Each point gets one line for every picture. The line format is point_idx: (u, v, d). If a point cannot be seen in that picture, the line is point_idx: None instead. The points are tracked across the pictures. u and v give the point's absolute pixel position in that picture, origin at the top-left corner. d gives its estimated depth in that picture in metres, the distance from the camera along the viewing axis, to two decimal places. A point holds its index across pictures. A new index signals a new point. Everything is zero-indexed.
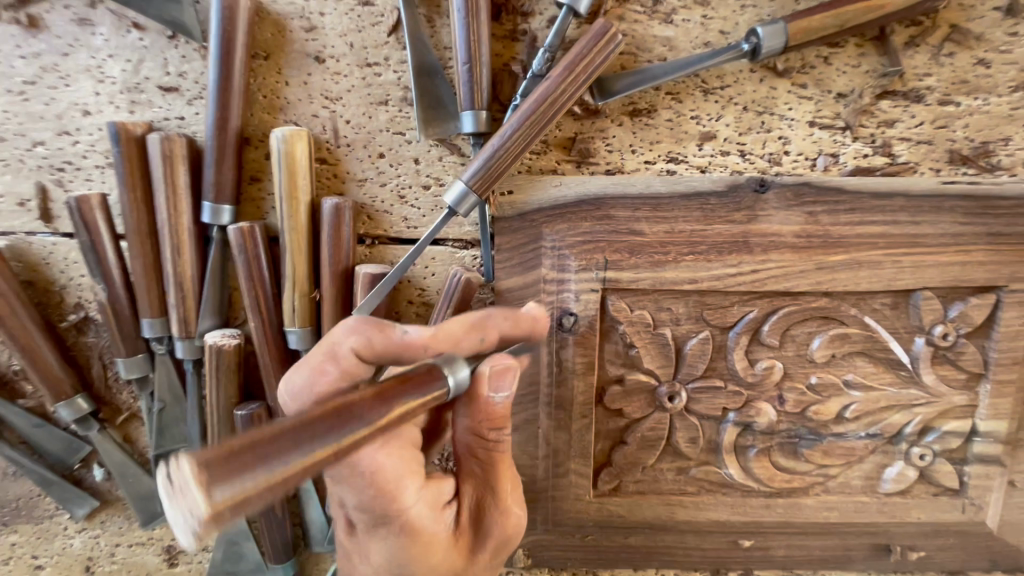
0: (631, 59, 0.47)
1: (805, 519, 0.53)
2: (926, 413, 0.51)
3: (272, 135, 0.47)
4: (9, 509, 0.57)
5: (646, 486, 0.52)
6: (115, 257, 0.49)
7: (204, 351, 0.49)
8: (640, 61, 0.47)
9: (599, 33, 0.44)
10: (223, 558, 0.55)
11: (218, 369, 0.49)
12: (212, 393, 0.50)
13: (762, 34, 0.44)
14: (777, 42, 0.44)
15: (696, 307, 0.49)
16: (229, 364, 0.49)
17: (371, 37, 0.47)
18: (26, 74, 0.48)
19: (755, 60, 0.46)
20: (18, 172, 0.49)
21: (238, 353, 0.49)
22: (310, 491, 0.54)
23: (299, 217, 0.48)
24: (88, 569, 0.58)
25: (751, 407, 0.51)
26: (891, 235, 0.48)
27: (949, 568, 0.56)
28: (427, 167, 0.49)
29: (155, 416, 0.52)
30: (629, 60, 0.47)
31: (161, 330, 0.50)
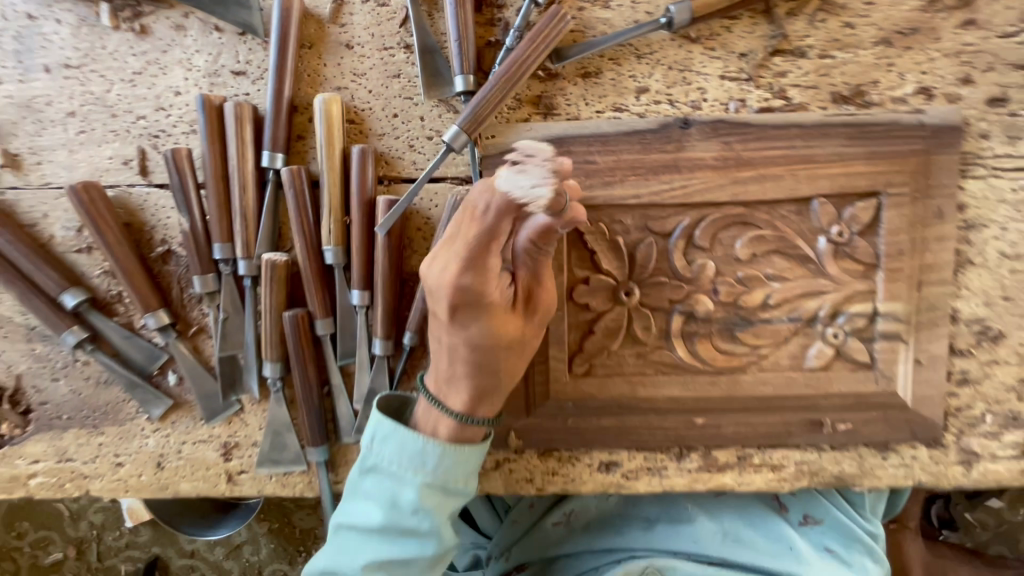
0: (580, 35, 0.63)
1: (745, 394, 0.65)
2: (835, 299, 0.63)
3: (315, 100, 0.63)
4: (100, 413, 0.71)
5: (611, 369, 0.65)
6: (195, 197, 0.64)
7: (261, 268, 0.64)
8: (587, 36, 0.63)
9: (553, 15, 0.60)
10: (270, 447, 0.69)
11: (272, 279, 0.63)
12: (266, 301, 0.64)
13: (673, 10, 0.60)
14: (685, 15, 0.60)
15: (642, 219, 0.63)
16: (280, 276, 0.63)
17: (388, 29, 0.64)
18: (135, 67, 0.65)
19: (671, 30, 0.61)
20: (124, 139, 0.66)
21: (287, 267, 0.63)
22: (340, 387, 0.68)
23: (334, 161, 0.63)
24: (159, 464, 0.71)
25: (692, 299, 0.63)
26: (790, 156, 0.61)
27: (874, 440, 0.67)
28: (430, 122, 0.65)
29: (220, 324, 0.66)
30: (578, 36, 0.63)
31: (228, 253, 0.64)
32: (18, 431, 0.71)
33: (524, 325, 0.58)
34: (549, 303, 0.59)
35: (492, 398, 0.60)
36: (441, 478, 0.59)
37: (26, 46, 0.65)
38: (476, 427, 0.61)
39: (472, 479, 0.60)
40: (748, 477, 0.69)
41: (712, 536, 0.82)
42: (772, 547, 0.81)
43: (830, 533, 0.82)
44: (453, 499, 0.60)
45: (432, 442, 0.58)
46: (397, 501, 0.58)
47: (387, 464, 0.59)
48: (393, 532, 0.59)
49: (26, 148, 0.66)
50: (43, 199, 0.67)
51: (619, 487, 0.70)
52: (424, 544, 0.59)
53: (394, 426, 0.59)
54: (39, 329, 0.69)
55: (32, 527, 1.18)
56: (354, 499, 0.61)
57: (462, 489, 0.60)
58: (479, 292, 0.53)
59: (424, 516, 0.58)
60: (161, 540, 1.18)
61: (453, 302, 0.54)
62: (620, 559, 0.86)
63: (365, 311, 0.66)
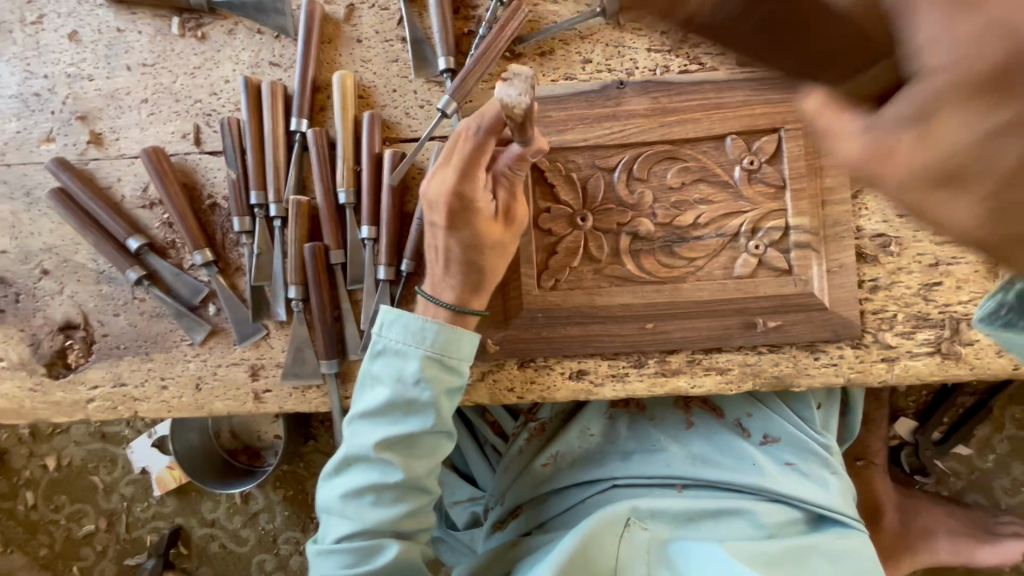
0: (535, 23, 0.81)
1: (687, 300, 0.78)
2: (752, 216, 0.77)
3: (333, 78, 0.81)
4: (150, 342, 0.84)
5: (573, 283, 0.79)
6: (238, 157, 0.82)
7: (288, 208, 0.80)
8: (541, 24, 0.81)
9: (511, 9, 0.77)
10: (292, 361, 0.82)
11: (296, 214, 0.79)
12: (291, 233, 0.80)
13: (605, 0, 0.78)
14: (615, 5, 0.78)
15: (590, 158, 0.78)
16: (303, 213, 0.80)
17: (389, 28, 0.83)
18: (196, 63, 0.85)
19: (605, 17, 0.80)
20: (185, 117, 0.84)
21: (307, 206, 0.80)
22: (350, 309, 0.82)
23: (347, 124, 0.80)
24: (197, 386, 0.84)
25: (635, 221, 0.78)
26: (705, 103, 0.77)
27: (804, 340, 0.78)
28: (422, 95, 0.83)
29: (255, 257, 0.81)
30: (534, 24, 0.81)
31: (262, 199, 0.81)
32: (82, 360, 0.85)
33: (504, 232, 0.73)
34: (522, 216, 0.74)
35: (479, 293, 0.74)
36: (438, 355, 0.73)
37: (114, 52, 0.85)
38: (469, 317, 0.75)
39: (464, 358, 0.74)
40: (699, 380, 0.80)
41: (682, 460, 0.88)
42: (739, 464, 0.87)
43: (788, 449, 0.89)
44: (450, 376, 0.74)
45: (429, 325, 0.72)
46: (404, 376, 0.72)
47: (395, 347, 0.73)
48: (402, 403, 0.73)
49: (109, 127, 0.85)
50: (119, 167, 0.85)
51: (588, 393, 0.80)
52: (427, 413, 0.73)
53: (398, 316, 0.73)
54: (106, 272, 0.85)
55: (68, 501, 1.28)
56: (368, 382, 0.75)
57: (456, 367, 0.74)
58: (467, 200, 0.69)
59: (426, 388, 0.72)
60: (185, 511, 1.27)
61: (450, 208, 0.69)
62: (603, 491, 0.88)
63: (371, 243, 0.81)
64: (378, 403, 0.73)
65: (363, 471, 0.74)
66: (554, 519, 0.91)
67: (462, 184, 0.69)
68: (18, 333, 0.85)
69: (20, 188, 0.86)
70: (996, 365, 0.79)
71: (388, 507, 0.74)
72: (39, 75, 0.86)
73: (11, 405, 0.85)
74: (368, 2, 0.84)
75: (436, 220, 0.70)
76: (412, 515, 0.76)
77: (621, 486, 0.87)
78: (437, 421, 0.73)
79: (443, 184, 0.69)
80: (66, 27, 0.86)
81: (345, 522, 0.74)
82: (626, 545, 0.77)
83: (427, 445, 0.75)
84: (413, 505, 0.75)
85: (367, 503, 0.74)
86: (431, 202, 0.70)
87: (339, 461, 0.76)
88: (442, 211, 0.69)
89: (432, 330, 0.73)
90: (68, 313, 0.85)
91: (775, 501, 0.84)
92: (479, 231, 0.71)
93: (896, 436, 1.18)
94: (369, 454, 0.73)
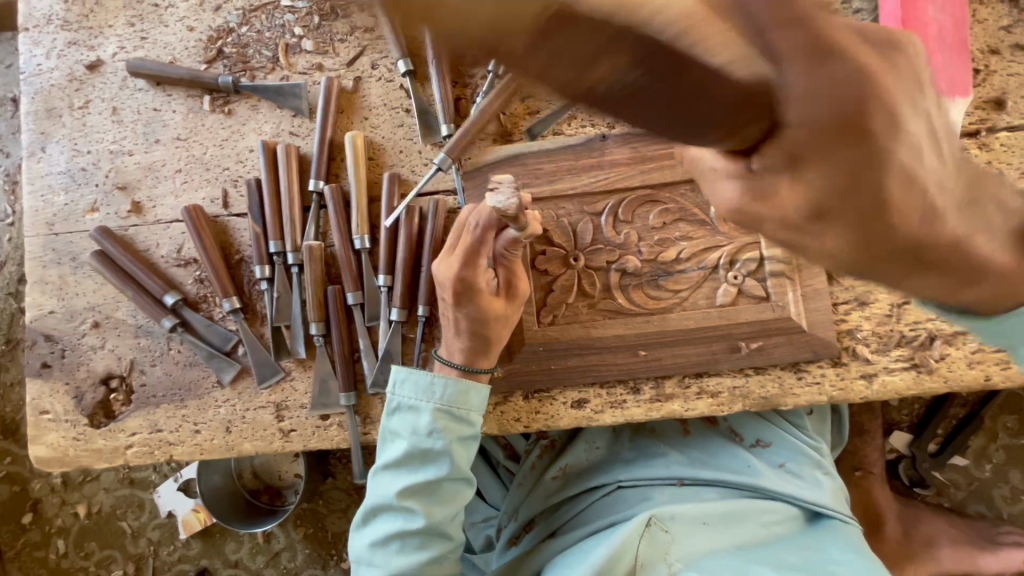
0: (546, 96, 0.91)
1: (675, 328, 0.84)
2: (730, 249, 0.85)
3: (346, 138, 0.92)
4: (185, 389, 0.91)
5: (570, 318, 0.86)
6: (259, 210, 0.91)
7: (303, 254, 0.89)
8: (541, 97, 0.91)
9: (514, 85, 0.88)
10: (318, 391, 0.89)
11: (311, 255, 0.88)
12: (308, 274, 0.89)
13: None
14: None
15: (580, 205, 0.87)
16: (316, 257, 0.88)
17: (396, 97, 0.94)
18: (224, 135, 0.95)
19: None
20: (215, 183, 0.94)
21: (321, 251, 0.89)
22: (366, 346, 0.89)
23: (362, 178, 0.90)
24: (227, 429, 0.90)
25: (623, 258, 0.86)
26: None
27: (787, 361, 0.84)
28: (426, 155, 0.92)
29: (275, 300, 0.90)
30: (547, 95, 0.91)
31: (281, 247, 0.90)
32: (123, 408, 0.92)
33: (507, 305, 0.79)
34: (524, 288, 0.80)
35: (485, 354, 0.81)
36: (448, 407, 0.80)
37: (151, 129, 0.96)
38: (478, 374, 0.82)
39: (474, 409, 0.81)
40: (692, 403, 0.86)
41: (680, 463, 0.95)
42: (733, 465, 0.95)
43: (779, 451, 0.97)
44: (462, 425, 0.81)
45: (438, 379, 0.80)
46: (419, 428, 0.80)
47: (408, 403, 0.81)
48: (420, 452, 0.80)
49: (146, 197, 0.95)
50: (156, 231, 0.95)
51: (589, 419, 0.86)
52: (443, 461, 0.80)
53: (409, 374, 0.81)
54: (144, 326, 0.93)
55: (98, 547, 1.33)
56: (388, 436, 0.82)
57: (467, 416, 0.81)
58: (470, 282, 0.75)
59: (440, 438, 0.80)
60: (209, 553, 1.32)
61: (454, 289, 0.75)
62: (609, 493, 0.94)
63: (387, 290, 0.89)
64: (398, 455, 0.80)
65: (388, 520, 0.81)
66: (568, 523, 0.95)
67: (463, 270, 0.74)
68: (63, 386, 0.93)
69: (67, 253, 0.95)
70: (969, 377, 0.84)
71: (413, 554, 0.80)
72: (85, 152, 0.97)
73: (57, 454, 0.92)
74: (375, 76, 0.94)
75: (444, 297, 0.77)
76: (435, 563, 0.81)
77: (626, 488, 0.94)
78: (453, 469, 0.81)
79: (449, 270, 0.75)
80: (109, 110, 0.97)
81: (375, 571, 0.81)
82: (647, 545, 0.81)
83: (446, 492, 0.82)
84: (435, 551, 0.81)
85: (393, 551, 0.80)
86: (439, 282, 0.76)
87: (366, 513, 0.83)
88: (448, 292, 0.76)
89: (440, 384, 0.80)
90: (109, 365, 0.93)
91: (768, 496, 0.92)
92: (483, 308, 0.77)
93: (893, 449, 1.22)
94: (393, 504, 0.80)
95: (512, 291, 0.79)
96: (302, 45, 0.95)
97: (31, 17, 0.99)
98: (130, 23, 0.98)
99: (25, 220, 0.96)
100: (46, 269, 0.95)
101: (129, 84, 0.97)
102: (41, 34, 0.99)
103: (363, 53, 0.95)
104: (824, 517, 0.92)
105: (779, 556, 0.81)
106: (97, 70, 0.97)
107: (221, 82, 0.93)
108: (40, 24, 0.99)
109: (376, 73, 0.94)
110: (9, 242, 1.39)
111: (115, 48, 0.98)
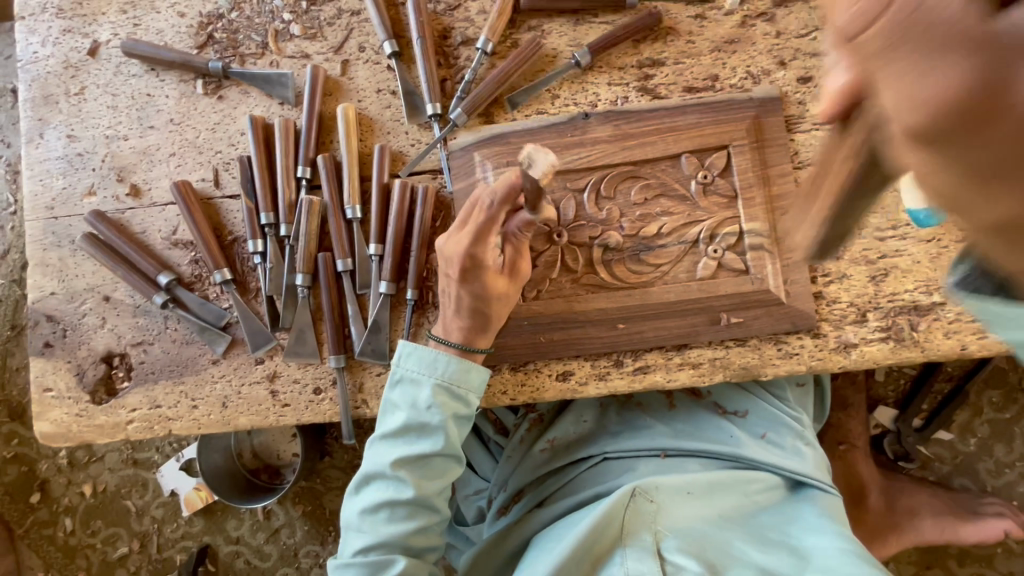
0: (532, 76, 0.93)
1: (656, 301, 0.86)
2: (710, 223, 0.87)
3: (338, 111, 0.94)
4: (182, 366, 0.94)
5: (554, 293, 0.88)
6: (248, 183, 0.94)
7: (294, 218, 0.92)
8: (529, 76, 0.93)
9: (518, 56, 0.91)
10: (296, 338, 0.92)
11: (305, 219, 0.91)
12: (301, 237, 0.91)
13: (579, 55, 0.91)
14: (587, 57, 0.91)
15: (563, 182, 0.89)
16: (314, 212, 0.91)
17: (383, 79, 0.96)
18: (216, 119, 0.97)
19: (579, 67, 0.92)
20: (207, 165, 0.97)
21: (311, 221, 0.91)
22: (355, 311, 0.92)
23: (354, 149, 0.92)
24: (223, 404, 0.93)
25: (605, 233, 0.88)
26: (661, 127, 0.88)
27: (766, 333, 0.86)
28: (414, 135, 0.94)
29: (268, 270, 0.93)
30: (533, 75, 0.93)
31: (272, 218, 0.93)
32: (124, 384, 0.95)
33: (509, 283, 0.82)
34: (525, 269, 0.83)
35: (484, 333, 0.84)
36: (448, 383, 0.83)
37: (146, 114, 0.98)
38: (476, 354, 0.84)
39: (472, 389, 0.84)
40: (674, 374, 0.88)
41: (665, 434, 0.98)
42: (718, 436, 0.97)
43: (760, 422, 1.00)
44: (458, 403, 0.84)
45: (442, 356, 0.83)
46: (418, 402, 0.83)
47: (411, 375, 0.84)
48: (416, 425, 0.83)
49: (142, 180, 0.98)
50: (151, 213, 0.97)
51: (574, 391, 0.89)
52: (438, 435, 0.83)
53: (414, 348, 0.84)
54: (141, 305, 0.96)
55: (104, 525, 1.37)
56: (388, 407, 0.85)
57: (464, 396, 0.84)
58: (479, 259, 0.77)
59: (437, 412, 0.82)
60: (211, 530, 1.35)
61: (462, 266, 0.78)
62: (595, 464, 0.98)
63: (377, 259, 0.91)
64: (396, 426, 0.83)
65: (379, 488, 0.84)
66: (554, 495, 0.98)
67: (475, 247, 0.77)
68: (65, 364, 0.96)
69: (66, 236, 0.98)
70: (946, 346, 0.86)
71: (401, 523, 0.83)
72: (82, 138, 0.99)
73: (60, 430, 0.95)
74: (362, 59, 0.96)
75: (450, 275, 0.80)
76: (419, 532, 0.84)
77: (612, 459, 0.97)
78: (447, 443, 0.83)
79: (459, 245, 0.77)
80: (104, 95, 0.99)
81: (363, 537, 0.84)
82: (632, 516, 0.83)
83: (437, 466, 0.84)
84: (421, 522, 0.84)
85: (382, 519, 0.83)
86: (447, 257, 0.79)
87: (359, 481, 0.86)
88: (456, 267, 0.78)
89: (443, 361, 0.83)
90: (109, 344, 0.96)
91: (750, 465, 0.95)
92: (487, 285, 0.79)
93: (879, 424, 1.24)
94: (385, 472, 0.83)
95: (515, 271, 0.82)
96: (291, 31, 0.97)
97: (27, 6, 1.01)
98: (123, 10, 1.00)
99: (25, 204, 0.99)
100: (46, 252, 0.98)
101: (124, 69, 0.99)
102: (37, 22, 1.01)
103: (350, 36, 0.97)
104: (804, 485, 0.95)
105: (759, 534, 0.85)
106: (93, 55, 1.00)
107: (210, 68, 0.95)
108: (35, 13, 1.01)
109: (364, 56, 0.96)
110: (12, 231, 1.42)
111: (109, 34, 1.00)
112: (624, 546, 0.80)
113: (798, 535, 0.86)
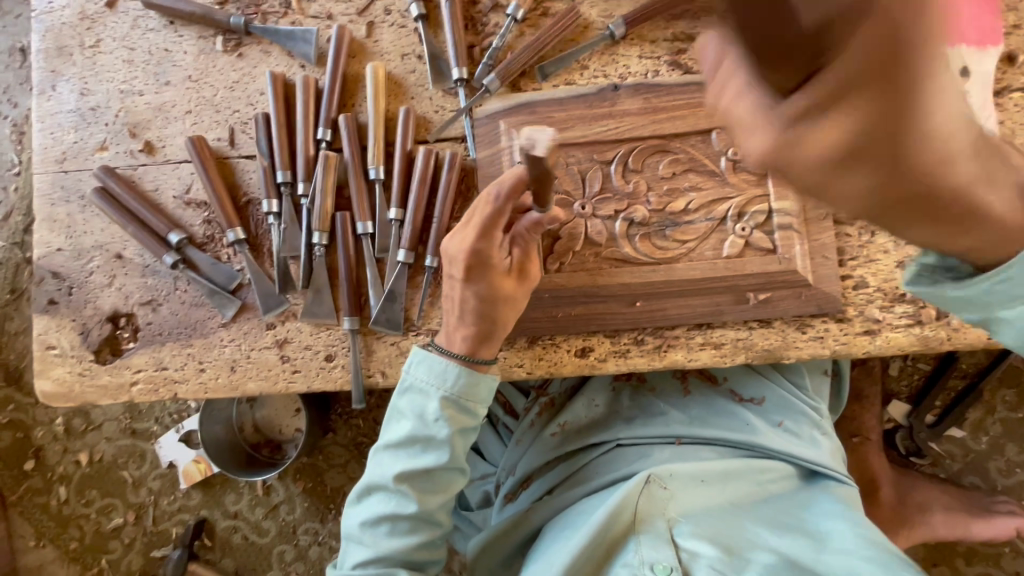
0: (561, 46, 0.91)
1: (681, 277, 0.85)
2: (738, 201, 0.85)
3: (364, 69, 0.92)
4: (190, 328, 0.92)
5: (577, 266, 0.86)
6: (268, 140, 0.92)
7: (313, 177, 0.90)
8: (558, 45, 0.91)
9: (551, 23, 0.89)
10: (311, 301, 0.90)
11: (323, 180, 0.89)
12: (318, 198, 0.89)
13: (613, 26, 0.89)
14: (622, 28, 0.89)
15: (590, 153, 0.87)
16: (332, 166, 0.89)
17: (409, 42, 0.94)
18: (235, 77, 0.95)
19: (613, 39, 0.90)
20: (224, 123, 0.94)
21: (331, 181, 0.89)
22: (373, 275, 0.90)
23: (378, 110, 0.90)
24: (232, 368, 0.91)
25: (631, 207, 0.86)
26: (693, 101, 0.86)
27: (791, 315, 0.85)
28: (438, 101, 0.92)
29: (283, 231, 0.91)
30: (562, 45, 0.91)
31: (290, 177, 0.91)
32: (129, 345, 0.93)
33: (517, 287, 0.80)
34: (535, 272, 0.82)
35: (488, 342, 0.81)
36: (457, 397, 0.80)
37: (163, 70, 0.96)
38: (479, 364, 0.82)
39: (480, 401, 0.81)
40: (695, 353, 0.86)
41: (680, 422, 0.96)
42: (733, 422, 0.96)
43: (777, 409, 0.98)
44: (466, 416, 0.81)
45: (451, 367, 0.80)
46: (426, 413, 0.80)
47: (419, 385, 0.81)
48: (422, 438, 0.80)
49: (156, 136, 0.95)
50: (164, 172, 0.95)
51: (593, 367, 0.87)
52: (442, 450, 0.80)
53: (425, 356, 0.81)
54: (151, 265, 0.93)
55: (99, 495, 1.34)
56: (394, 416, 0.83)
57: (473, 409, 0.81)
58: (484, 256, 0.76)
59: (444, 426, 0.79)
60: (209, 504, 1.33)
61: (467, 262, 0.77)
62: (608, 452, 0.96)
63: (397, 224, 0.89)
64: (401, 436, 0.81)
65: (382, 500, 0.82)
66: (564, 483, 0.96)
67: (478, 243, 0.76)
68: (70, 322, 0.93)
69: (75, 191, 0.95)
70: (972, 335, 0.85)
71: (401, 538, 0.81)
72: (94, 92, 0.97)
73: (62, 389, 0.92)
74: (388, 21, 0.94)
75: (455, 273, 0.78)
76: (422, 547, 0.82)
77: (626, 446, 0.95)
78: (451, 457, 0.81)
79: (464, 242, 0.77)
80: (120, 49, 0.97)
81: (363, 550, 0.81)
82: (646, 500, 0.82)
83: (439, 481, 0.82)
84: (424, 537, 0.82)
85: (382, 533, 0.81)
86: (452, 257, 0.78)
87: (360, 490, 0.83)
88: (459, 266, 0.77)
89: (453, 372, 0.80)
90: (115, 303, 0.93)
91: (766, 455, 0.93)
92: (494, 287, 0.78)
93: (891, 419, 1.23)
94: (388, 484, 0.81)
95: (523, 273, 0.81)
96: None
97: None
98: None
99: (34, 157, 0.96)
100: (54, 207, 0.95)
101: (141, 23, 0.97)
102: None
103: None
104: (819, 476, 0.94)
105: (773, 516, 0.84)
106: (111, 8, 0.97)
107: (233, 23, 0.93)
108: None
109: (389, 19, 0.94)
110: (15, 192, 1.39)
111: None
112: (637, 534, 0.78)
113: (809, 518, 0.85)
